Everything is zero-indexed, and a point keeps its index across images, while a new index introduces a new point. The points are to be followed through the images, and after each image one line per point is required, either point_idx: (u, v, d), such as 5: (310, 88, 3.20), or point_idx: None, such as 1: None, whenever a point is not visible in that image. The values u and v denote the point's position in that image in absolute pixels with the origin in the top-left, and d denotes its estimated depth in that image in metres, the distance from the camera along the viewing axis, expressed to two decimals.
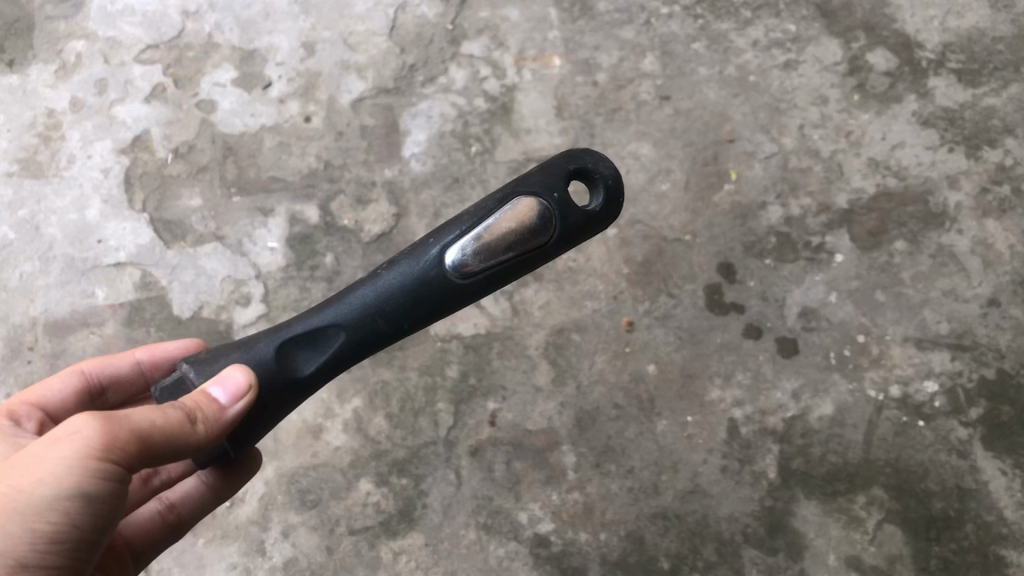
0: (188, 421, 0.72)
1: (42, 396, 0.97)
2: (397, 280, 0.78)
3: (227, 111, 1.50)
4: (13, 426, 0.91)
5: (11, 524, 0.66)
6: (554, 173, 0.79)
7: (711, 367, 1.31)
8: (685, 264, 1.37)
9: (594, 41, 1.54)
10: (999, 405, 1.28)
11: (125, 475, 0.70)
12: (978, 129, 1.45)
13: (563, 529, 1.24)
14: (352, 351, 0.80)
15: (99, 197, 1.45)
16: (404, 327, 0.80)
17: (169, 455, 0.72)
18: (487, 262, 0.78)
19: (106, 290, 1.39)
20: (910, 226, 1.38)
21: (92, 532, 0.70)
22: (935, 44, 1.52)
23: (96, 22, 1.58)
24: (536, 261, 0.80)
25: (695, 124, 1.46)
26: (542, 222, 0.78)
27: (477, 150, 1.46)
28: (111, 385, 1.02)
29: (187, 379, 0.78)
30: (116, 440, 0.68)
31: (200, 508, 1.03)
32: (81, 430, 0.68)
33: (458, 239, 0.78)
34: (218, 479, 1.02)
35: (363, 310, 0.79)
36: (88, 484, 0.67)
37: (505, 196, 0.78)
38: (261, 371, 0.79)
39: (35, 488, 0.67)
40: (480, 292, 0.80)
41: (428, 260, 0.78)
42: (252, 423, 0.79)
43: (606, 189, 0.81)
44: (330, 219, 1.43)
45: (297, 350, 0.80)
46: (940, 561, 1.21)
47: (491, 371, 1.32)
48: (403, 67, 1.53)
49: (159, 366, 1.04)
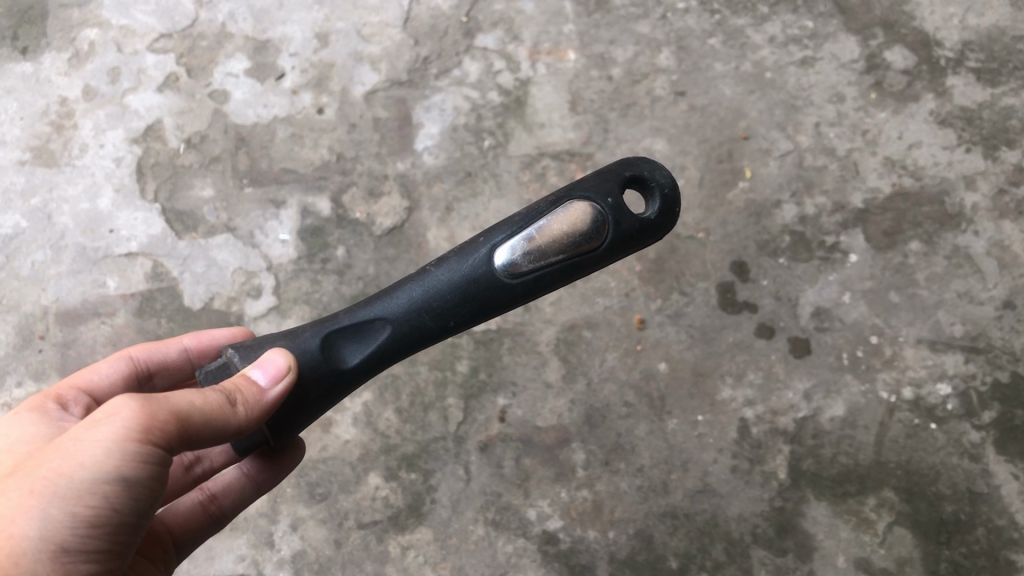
0: (227, 403, 0.73)
1: (90, 380, 0.96)
2: (445, 277, 0.78)
3: (240, 101, 1.50)
4: (60, 410, 0.90)
5: (51, 507, 0.66)
6: (608, 179, 0.78)
7: (723, 366, 1.30)
8: (698, 262, 1.36)
9: (609, 36, 1.53)
10: (1013, 409, 1.27)
11: (164, 457, 0.70)
12: (996, 129, 1.44)
13: (572, 526, 1.24)
14: (397, 345, 0.79)
15: (111, 186, 1.45)
16: (451, 325, 0.79)
17: (209, 437, 0.73)
18: (537, 263, 0.77)
19: (117, 280, 1.39)
20: (925, 227, 1.37)
21: (132, 515, 0.70)
22: (955, 42, 1.50)
23: (109, 10, 1.57)
24: (587, 267, 0.79)
25: (710, 121, 1.45)
26: (594, 226, 0.76)
27: (490, 143, 1.46)
28: (158, 370, 1.03)
29: (232, 364, 0.79)
30: (154, 420, 0.69)
31: (242, 499, 1.03)
32: (120, 412, 0.68)
33: (507, 240, 0.77)
34: (261, 469, 1.02)
35: (409, 306, 0.78)
36: (125, 467, 0.68)
37: (558, 199, 0.77)
38: (305, 360, 0.79)
39: (74, 471, 0.67)
40: (529, 295, 0.79)
41: (477, 258, 0.78)
42: (292, 411, 0.79)
43: (662, 197, 0.79)
44: (342, 212, 1.42)
45: (343, 341, 0.80)
46: (950, 565, 1.21)
47: (502, 367, 1.32)
48: (417, 59, 1.52)
49: (206, 352, 1.04)
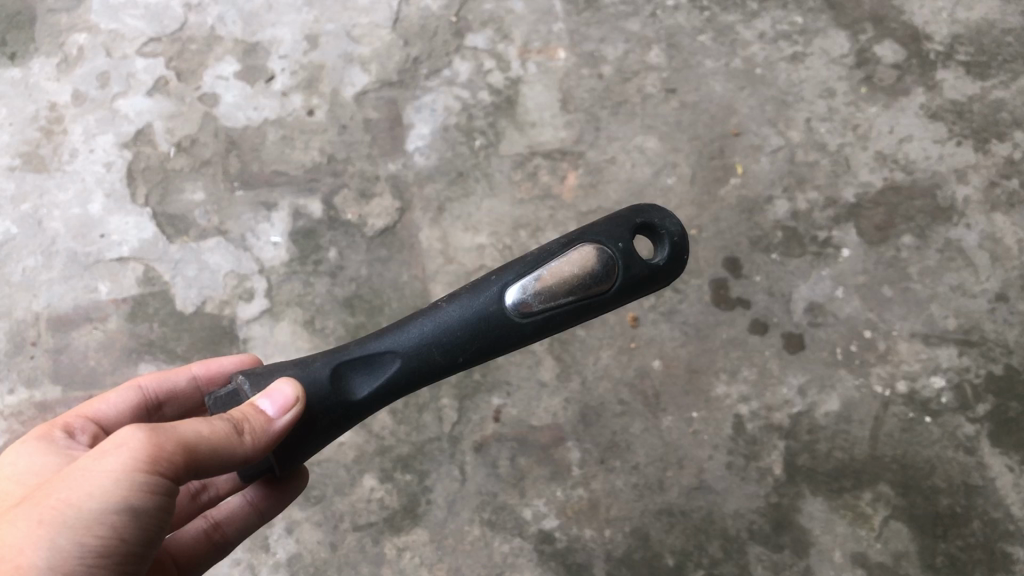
0: (235, 432, 0.73)
1: (98, 410, 0.96)
2: (457, 313, 0.78)
3: (231, 104, 1.50)
4: (67, 437, 0.90)
5: (59, 537, 0.66)
6: (619, 225, 0.79)
7: (717, 363, 1.30)
8: (691, 259, 1.36)
9: (600, 34, 1.53)
10: (1007, 401, 1.27)
11: (170, 488, 0.70)
12: (986, 122, 1.44)
13: (568, 525, 1.24)
14: (407, 378, 0.79)
15: (101, 191, 1.44)
16: (460, 362, 0.79)
17: (215, 467, 0.72)
18: (547, 302, 0.78)
19: (109, 285, 1.39)
20: (917, 221, 1.37)
21: (137, 545, 0.69)
22: (944, 36, 1.50)
23: (98, 15, 1.57)
24: (595, 310, 0.80)
25: (701, 118, 1.46)
26: (604, 269, 0.77)
27: (481, 143, 1.46)
28: (167, 399, 1.03)
29: (241, 392, 0.78)
30: (161, 451, 0.68)
31: (246, 527, 1.03)
32: (127, 442, 0.68)
33: (519, 279, 0.78)
34: (265, 497, 1.01)
35: (419, 339, 0.78)
36: (133, 498, 0.67)
37: (569, 242, 0.78)
38: (314, 391, 0.78)
39: (82, 500, 0.66)
40: (538, 334, 0.80)
41: (489, 296, 0.78)
42: (300, 439, 0.78)
43: (671, 244, 0.80)
44: (334, 214, 1.42)
45: (353, 373, 0.80)
46: (947, 558, 1.21)
47: (496, 367, 1.31)
48: (407, 60, 1.52)
49: (215, 380, 1.05)
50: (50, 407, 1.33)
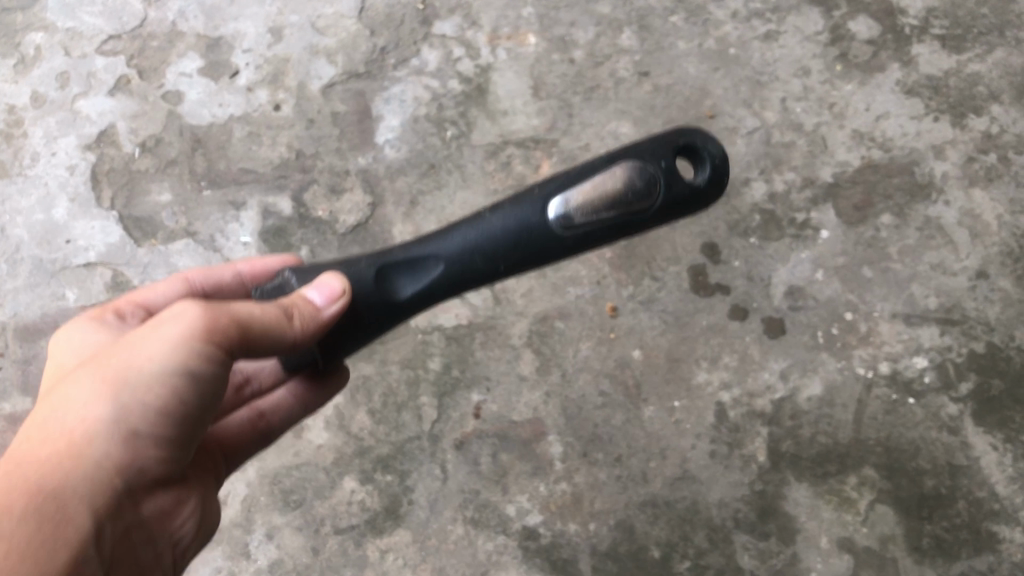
0: (286, 316, 0.76)
1: (147, 298, 0.98)
2: (499, 223, 0.79)
3: (195, 101, 1.46)
4: (117, 320, 0.93)
5: (125, 394, 0.74)
6: (662, 143, 0.78)
7: (697, 351, 1.29)
8: (668, 246, 1.34)
9: (570, 18, 1.50)
10: (989, 379, 1.26)
11: (224, 359, 0.76)
12: (963, 96, 1.42)
13: (552, 520, 1.23)
14: (448, 284, 0.81)
15: (65, 195, 1.41)
16: (500, 270, 0.80)
17: (265, 347, 0.76)
18: (588, 215, 0.78)
19: (76, 292, 1.36)
20: (896, 199, 1.36)
21: (195, 408, 0.78)
22: (919, 10, 1.48)
23: (54, 13, 1.53)
24: (633, 229, 0.79)
25: (676, 101, 1.43)
26: (645, 186, 0.77)
27: (453, 133, 1.43)
28: (214, 293, 1.04)
29: (288, 284, 0.82)
30: (216, 325, 0.74)
31: (291, 418, 1.02)
32: (184, 315, 0.74)
33: (562, 190, 0.78)
34: (309, 389, 1.00)
35: (461, 248, 0.80)
36: (191, 362, 0.74)
37: (613, 157, 0.78)
38: (359, 287, 0.80)
39: (143, 363, 0.74)
40: (579, 249, 0.80)
41: (533, 205, 0.79)
42: (345, 332, 0.81)
43: (712, 167, 0.79)
44: (304, 211, 1.39)
45: (398, 274, 0.82)
46: (933, 540, 1.20)
47: (475, 363, 1.29)
48: (374, 50, 1.49)
49: (260, 275, 1.05)
50: (21, 419, 1.31)
